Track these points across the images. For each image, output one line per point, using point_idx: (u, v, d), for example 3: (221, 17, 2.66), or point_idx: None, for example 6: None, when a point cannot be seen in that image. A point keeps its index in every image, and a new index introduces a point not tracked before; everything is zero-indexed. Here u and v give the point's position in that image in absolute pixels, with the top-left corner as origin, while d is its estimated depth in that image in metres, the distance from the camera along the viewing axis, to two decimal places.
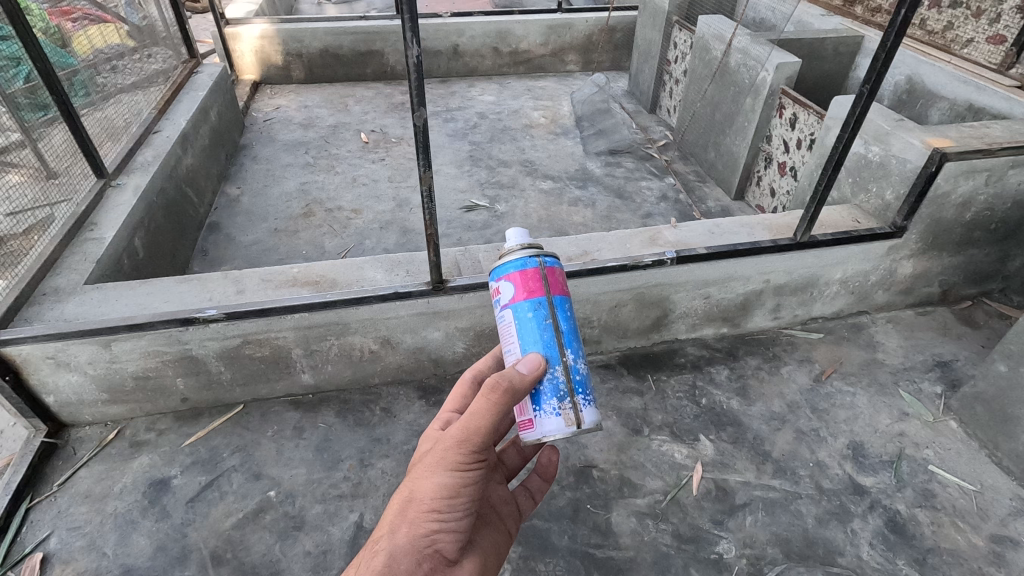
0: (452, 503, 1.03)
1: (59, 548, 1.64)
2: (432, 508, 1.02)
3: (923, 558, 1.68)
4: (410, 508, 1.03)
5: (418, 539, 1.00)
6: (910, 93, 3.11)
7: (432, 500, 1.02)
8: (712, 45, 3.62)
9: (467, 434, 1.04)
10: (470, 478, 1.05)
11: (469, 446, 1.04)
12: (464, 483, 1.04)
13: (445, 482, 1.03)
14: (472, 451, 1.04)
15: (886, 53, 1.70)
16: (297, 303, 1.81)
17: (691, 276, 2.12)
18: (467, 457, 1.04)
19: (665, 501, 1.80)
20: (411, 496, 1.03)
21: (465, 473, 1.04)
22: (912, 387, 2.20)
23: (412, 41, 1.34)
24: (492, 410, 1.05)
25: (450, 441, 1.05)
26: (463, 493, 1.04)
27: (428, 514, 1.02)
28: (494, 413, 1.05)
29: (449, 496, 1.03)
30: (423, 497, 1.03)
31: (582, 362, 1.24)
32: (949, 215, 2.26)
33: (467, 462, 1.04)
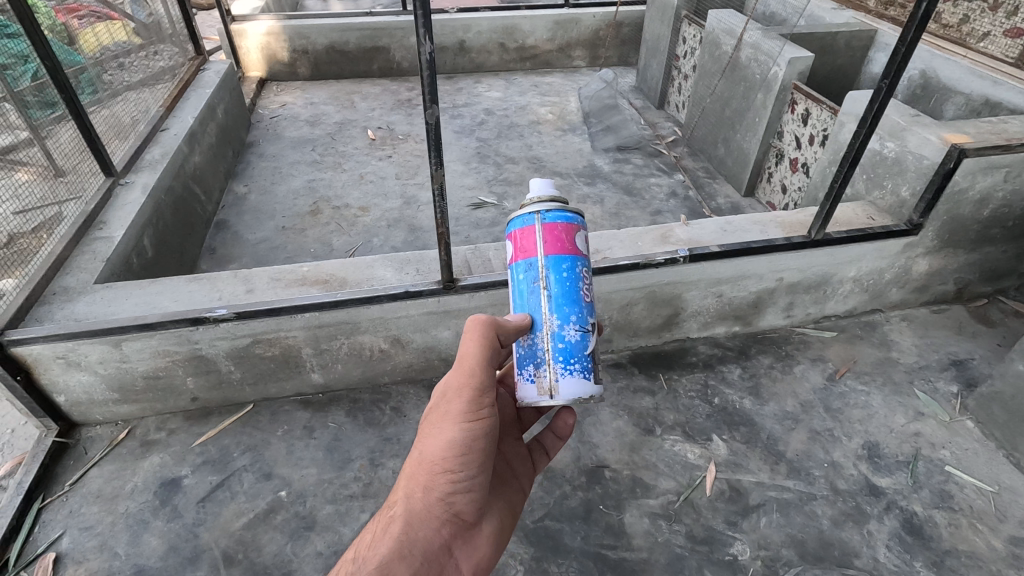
0: (462, 458, 1.05)
1: (71, 548, 1.64)
2: (443, 466, 1.04)
3: (941, 560, 1.66)
4: (419, 470, 1.05)
5: (432, 500, 1.03)
6: (924, 88, 3.07)
7: (441, 459, 1.04)
8: (722, 40, 3.58)
9: (461, 379, 1.09)
10: (478, 428, 1.07)
11: (466, 392, 1.08)
12: (475, 433, 1.06)
13: (454, 435, 1.05)
14: (473, 397, 1.08)
15: (906, 47, 1.68)
16: (307, 302, 1.79)
17: (704, 274, 2.10)
18: (469, 406, 1.07)
19: (678, 502, 1.78)
20: (419, 455, 1.06)
21: (471, 425, 1.06)
22: (927, 386, 2.17)
23: (425, 38, 1.32)
24: (480, 348, 1.12)
25: (450, 395, 1.09)
26: (473, 443, 1.06)
27: (440, 473, 1.04)
28: (483, 350, 1.12)
29: (459, 449, 1.05)
30: (431, 457, 1.04)
31: (568, 330, 1.20)
32: (966, 212, 2.22)
33: (472, 412, 1.07)
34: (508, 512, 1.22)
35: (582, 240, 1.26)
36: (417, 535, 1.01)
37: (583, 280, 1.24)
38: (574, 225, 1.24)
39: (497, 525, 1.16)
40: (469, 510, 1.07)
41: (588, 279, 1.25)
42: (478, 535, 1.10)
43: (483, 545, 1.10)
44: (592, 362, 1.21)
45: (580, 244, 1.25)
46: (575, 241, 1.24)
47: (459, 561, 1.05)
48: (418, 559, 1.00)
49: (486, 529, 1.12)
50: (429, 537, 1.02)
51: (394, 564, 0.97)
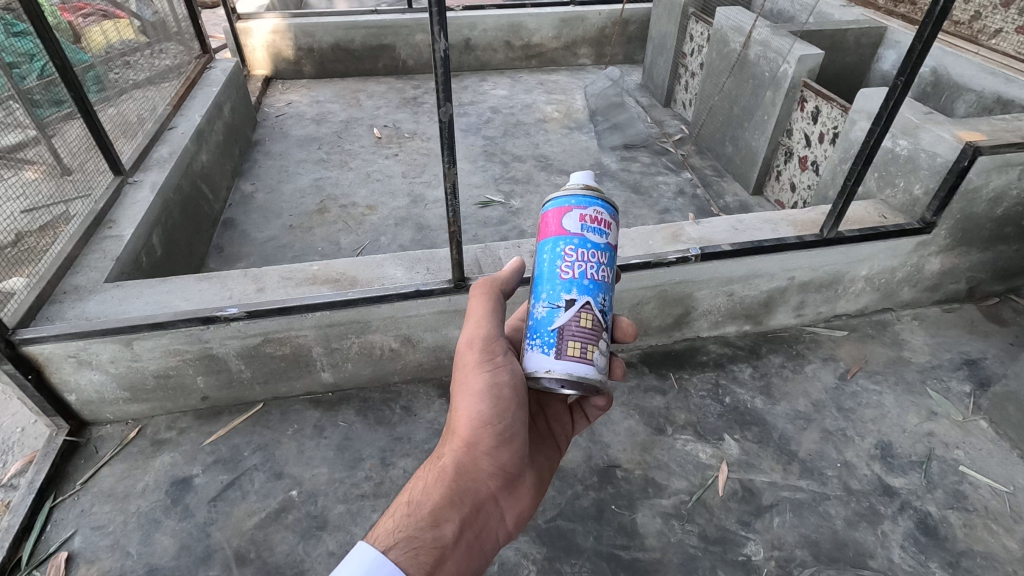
0: (496, 412, 1.15)
1: (83, 548, 1.63)
2: (479, 421, 1.15)
3: (956, 561, 1.65)
4: (459, 426, 1.17)
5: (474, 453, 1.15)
6: (935, 86, 3.05)
7: (476, 414, 1.14)
8: (730, 37, 3.56)
9: (479, 335, 1.19)
10: (503, 379, 1.16)
11: (483, 345, 1.18)
12: (497, 380, 1.15)
13: (481, 388, 1.14)
14: (488, 350, 1.17)
15: (923, 44, 1.66)
16: (318, 301, 1.79)
17: (715, 272, 2.08)
18: (484, 356, 1.17)
19: (691, 502, 1.77)
20: (457, 411, 1.17)
21: (496, 375, 1.15)
22: (939, 386, 2.16)
23: (440, 35, 1.31)
24: (489, 305, 1.22)
25: (465, 349, 1.19)
26: (501, 394, 1.15)
27: (478, 428, 1.15)
28: (490, 306, 1.23)
29: (491, 402, 1.14)
30: (467, 414, 1.15)
31: (539, 308, 1.15)
32: (979, 211, 2.21)
33: (492, 364, 1.16)
34: (544, 462, 1.33)
35: (578, 218, 1.16)
36: (463, 485, 1.14)
37: (567, 258, 1.15)
38: (566, 205, 1.18)
39: (534, 474, 1.28)
40: (509, 460, 1.19)
41: (577, 258, 1.15)
42: (517, 484, 1.22)
43: (523, 496, 1.23)
44: (561, 340, 1.11)
45: (570, 223, 1.16)
46: (564, 222, 1.17)
47: (502, 510, 1.19)
48: (467, 505, 1.13)
49: (524, 480, 1.24)
50: (473, 485, 1.14)
51: (445, 508, 1.10)
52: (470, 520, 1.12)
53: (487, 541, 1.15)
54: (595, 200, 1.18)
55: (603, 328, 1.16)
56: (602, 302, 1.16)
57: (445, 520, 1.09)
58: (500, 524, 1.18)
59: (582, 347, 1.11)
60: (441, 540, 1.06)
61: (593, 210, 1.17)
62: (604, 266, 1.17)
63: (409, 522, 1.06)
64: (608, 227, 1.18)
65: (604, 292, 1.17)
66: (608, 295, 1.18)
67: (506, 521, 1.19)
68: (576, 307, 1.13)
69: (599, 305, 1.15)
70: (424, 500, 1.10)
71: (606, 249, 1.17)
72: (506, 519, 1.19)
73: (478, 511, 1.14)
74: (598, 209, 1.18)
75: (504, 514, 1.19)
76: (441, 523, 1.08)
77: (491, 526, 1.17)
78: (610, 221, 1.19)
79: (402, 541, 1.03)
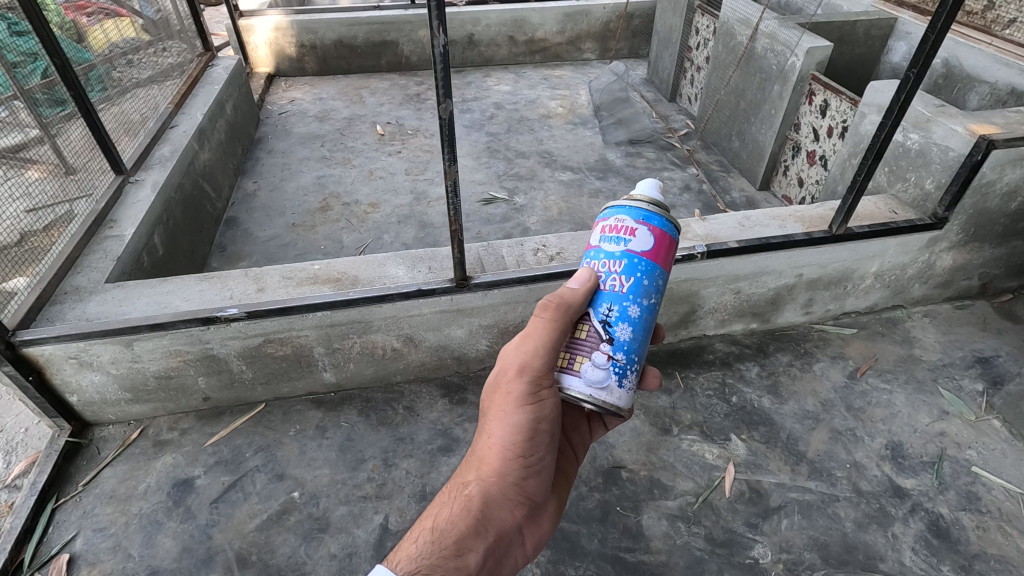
0: (530, 443, 1.12)
1: (84, 550, 1.63)
2: (511, 452, 1.12)
3: (969, 564, 1.61)
4: (491, 452, 1.13)
5: (502, 481, 1.13)
6: (947, 77, 3.00)
7: (511, 444, 1.12)
8: (736, 30, 3.51)
9: (531, 364, 1.09)
10: (542, 413, 1.11)
11: (536, 375, 1.10)
12: (538, 416, 1.11)
13: (518, 422, 1.11)
14: (536, 382, 1.10)
15: (936, 35, 1.61)
16: (319, 301, 1.76)
17: (722, 270, 2.05)
18: (529, 390, 1.10)
19: (697, 504, 1.74)
20: (488, 437, 1.14)
21: (536, 410, 1.11)
22: (951, 384, 2.12)
23: (439, 30, 1.28)
24: (553, 334, 1.09)
25: (512, 376, 1.11)
26: (538, 428, 1.12)
27: (510, 456, 1.12)
28: (558, 337, 1.10)
29: (526, 436, 1.11)
30: (500, 441, 1.12)
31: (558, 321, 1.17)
32: (994, 205, 2.17)
33: (538, 396, 1.11)
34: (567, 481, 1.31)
35: (601, 231, 1.16)
36: (489, 512, 1.12)
37: (583, 271, 1.16)
38: (595, 219, 1.18)
39: (559, 499, 1.26)
40: (537, 490, 1.17)
41: (590, 269, 1.14)
42: (541, 510, 1.20)
43: (547, 523, 1.20)
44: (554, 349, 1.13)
45: (593, 235, 1.17)
46: (591, 234, 1.18)
47: (525, 538, 1.17)
48: (491, 533, 1.11)
49: (549, 506, 1.22)
50: (499, 514, 1.13)
51: (469, 536, 1.09)
52: (493, 549, 1.11)
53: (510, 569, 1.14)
54: (621, 209, 1.14)
55: (602, 339, 1.10)
56: (606, 313, 1.11)
57: (468, 549, 1.07)
58: (522, 554, 1.16)
59: (570, 358, 1.11)
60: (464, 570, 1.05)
61: (612, 219, 1.13)
62: (614, 275, 1.11)
63: (432, 549, 1.05)
64: (628, 234, 1.11)
65: (612, 302, 1.10)
66: (618, 306, 1.10)
67: (528, 551, 1.17)
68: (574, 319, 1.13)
69: (601, 317, 1.11)
70: (449, 528, 1.08)
71: (621, 257, 1.11)
72: (527, 549, 1.17)
73: (501, 539, 1.13)
74: (620, 217, 1.13)
75: (526, 544, 1.17)
76: (464, 552, 1.07)
77: (513, 554, 1.15)
78: (633, 227, 1.11)
79: (424, 568, 1.01)
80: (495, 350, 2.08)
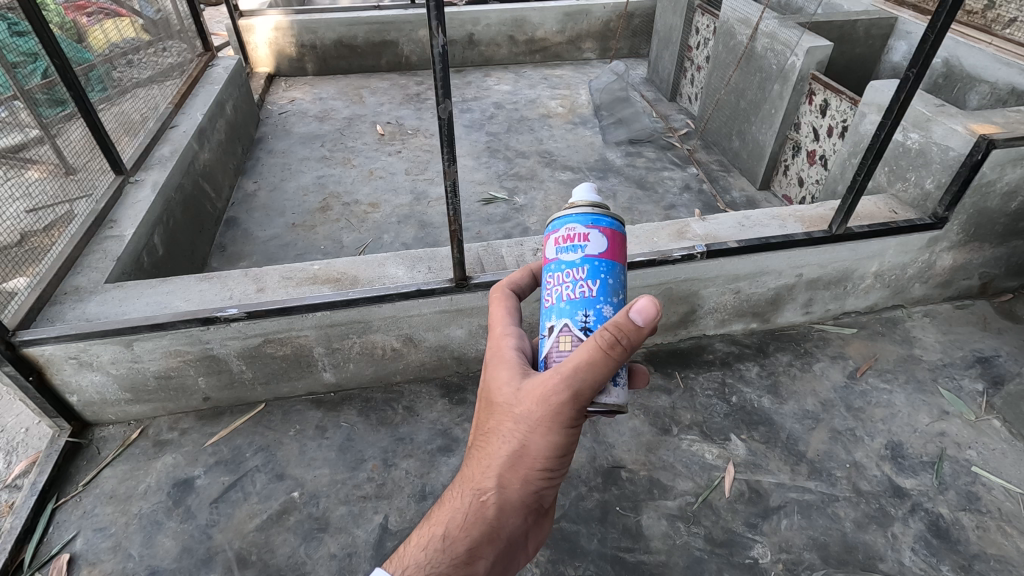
0: (562, 461, 1.04)
1: (84, 550, 1.63)
2: (540, 469, 1.03)
3: (969, 564, 1.61)
4: (517, 465, 1.03)
5: (525, 492, 1.06)
6: (947, 77, 3.01)
7: (542, 462, 1.02)
8: (736, 30, 3.51)
9: (584, 396, 0.96)
10: (580, 432, 1.03)
11: (588, 403, 0.97)
12: (573, 440, 1.02)
13: (556, 444, 1.01)
14: (583, 411, 0.98)
15: (936, 35, 1.61)
16: (318, 301, 1.76)
17: (721, 270, 2.04)
18: (576, 418, 0.98)
19: (697, 504, 1.74)
20: (517, 449, 1.02)
21: (575, 434, 1.01)
22: (952, 384, 2.11)
23: (438, 30, 1.28)
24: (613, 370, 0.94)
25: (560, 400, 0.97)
26: (570, 449, 1.03)
27: (539, 471, 1.04)
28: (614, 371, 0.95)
29: (558, 456, 1.02)
30: (533, 457, 1.02)
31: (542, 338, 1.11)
32: (994, 204, 2.16)
33: (581, 419, 1.00)
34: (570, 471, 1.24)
35: (555, 244, 1.13)
36: (502, 518, 1.07)
37: (548, 287, 1.13)
38: (546, 234, 1.16)
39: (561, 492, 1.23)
40: (549, 495, 1.12)
41: (554, 283, 1.11)
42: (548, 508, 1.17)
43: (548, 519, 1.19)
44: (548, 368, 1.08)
45: (548, 250, 1.14)
46: (546, 250, 1.15)
47: (528, 535, 1.17)
48: (502, 538, 1.09)
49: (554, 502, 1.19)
50: (513, 521, 1.08)
51: (482, 543, 1.07)
52: (502, 551, 1.11)
53: (513, 563, 1.15)
54: (569, 217, 1.12)
55: None
56: (583, 320, 1.07)
57: (480, 555, 1.07)
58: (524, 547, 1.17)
59: None
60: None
61: (562, 230, 1.11)
62: (581, 282, 1.08)
63: (444, 560, 1.04)
64: (582, 240, 1.09)
65: (586, 308, 1.07)
66: (593, 310, 1.07)
67: (529, 544, 1.18)
68: (555, 332, 1.08)
69: (580, 324, 1.07)
70: (462, 535, 1.06)
71: (582, 264, 1.09)
72: (530, 543, 1.18)
73: (510, 541, 1.11)
74: (570, 225, 1.11)
75: (528, 539, 1.18)
76: (475, 558, 1.07)
77: (517, 550, 1.15)
78: (586, 233, 1.10)
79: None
80: None
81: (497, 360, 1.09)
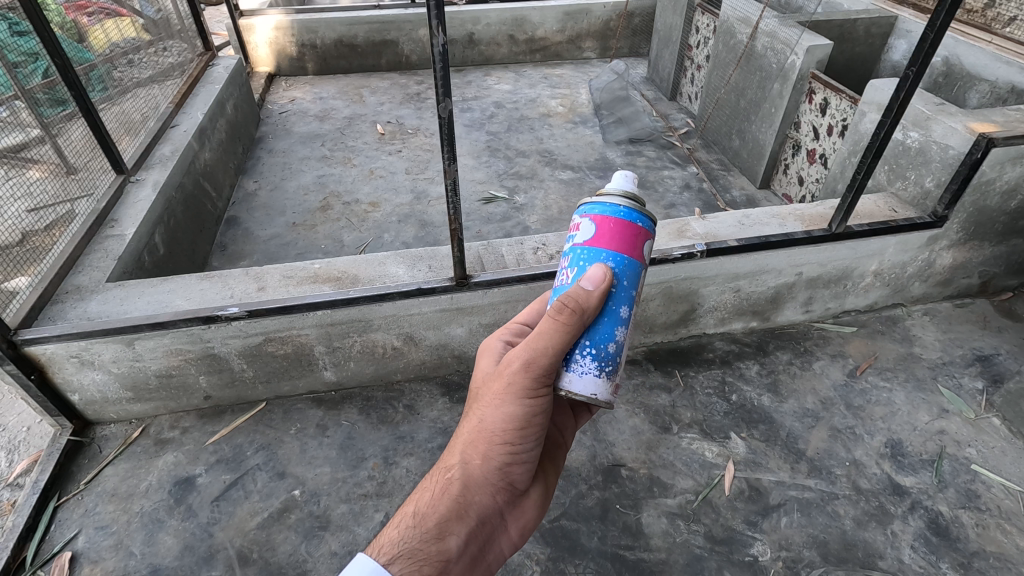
0: (523, 432, 1.06)
1: (86, 548, 1.63)
2: (504, 439, 1.06)
3: (968, 561, 1.62)
4: (480, 437, 1.07)
5: (490, 466, 1.07)
6: (947, 76, 3.01)
7: (504, 431, 1.06)
8: (737, 29, 3.51)
9: (537, 360, 1.04)
10: (540, 405, 1.07)
11: (540, 370, 1.05)
12: (536, 408, 1.07)
13: (515, 411, 1.05)
14: (541, 376, 1.05)
15: (935, 33, 1.61)
16: (319, 299, 1.77)
17: (722, 268, 2.05)
18: (532, 382, 1.05)
19: (697, 502, 1.75)
20: (482, 421, 1.07)
21: (534, 401, 1.06)
22: (952, 382, 2.12)
23: (438, 29, 1.28)
24: (563, 335, 1.04)
25: (517, 367, 1.06)
26: (533, 419, 1.07)
27: (501, 443, 1.07)
28: (565, 337, 1.04)
29: (520, 425, 1.06)
30: (491, 427, 1.06)
31: None
32: (994, 203, 2.16)
33: (539, 389, 1.06)
34: (551, 470, 1.24)
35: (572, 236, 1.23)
36: (471, 495, 1.06)
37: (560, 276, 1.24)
38: None
39: (543, 484, 1.20)
40: (521, 479, 1.11)
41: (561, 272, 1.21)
42: (525, 495, 1.15)
43: (530, 510, 1.15)
44: None
45: None
46: None
47: (507, 523, 1.12)
48: (473, 519, 1.06)
49: (534, 492, 1.16)
50: (482, 499, 1.07)
51: (451, 519, 1.04)
52: (475, 533, 1.07)
53: (490, 555, 1.10)
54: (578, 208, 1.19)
55: None
56: None
57: (450, 533, 1.03)
58: (505, 538, 1.12)
59: None
60: (445, 554, 1.01)
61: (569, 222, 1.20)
62: (562, 270, 1.15)
63: (413, 534, 1.01)
64: (570, 230, 1.15)
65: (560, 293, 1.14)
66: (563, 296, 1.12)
67: (512, 535, 1.13)
68: None
69: None
70: (430, 511, 1.04)
71: (567, 252, 1.15)
72: (511, 537, 1.13)
73: (483, 524, 1.08)
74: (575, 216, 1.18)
75: (509, 529, 1.12)
76: (446, 535, 1.03)
77: (495, 539, 1.11)
78: (576, 222, 1.15)
79: (404, 554, 0.98)
80: None
81: (483, 352, 1.22)
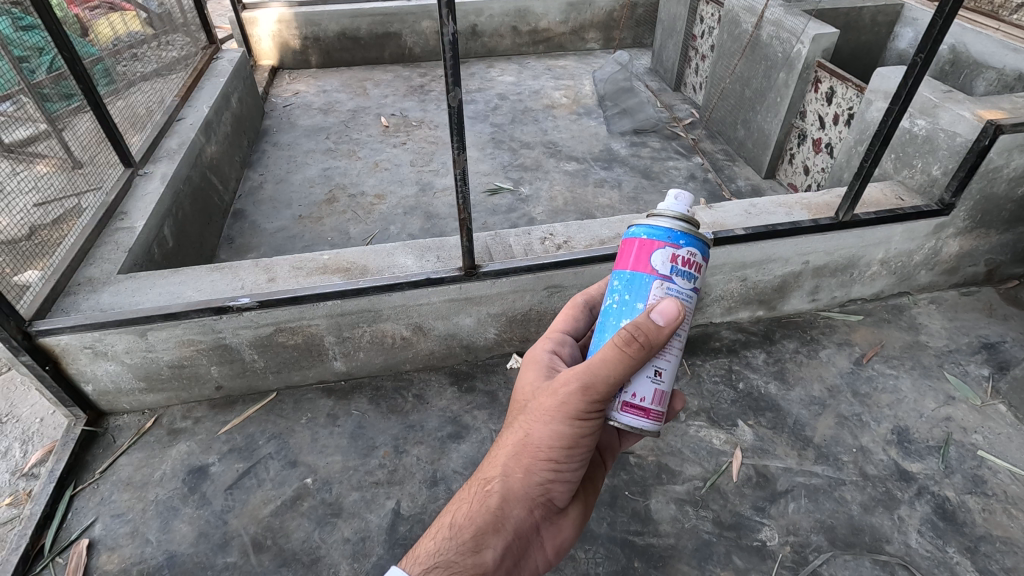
0: (569, 452, 1.05)
1: (103, 535, 1.66)
2: (547, 456, 1.05)
3: (975, 546, 1.63)
4: (523, 453, 1.07)
5: (530, 483, 1.07)
6: (953, 64, 3.01)
7: (547, 449, 1.05)
8: (741, 19, 3.50)
9: (593, 386, 1.00)
10: (588, 427, 1.04)
11: (595, 397, 1.00)
12: (582, 431, 1.04)
13: (561, 431, 1.04)
14: (593, 403, 1.01)
15: (943, 20, 1.60)
16: (330, 290, 1.78)
17: (729, 257, 2.05)
18: (584, 407, 1.02)
19: (705, 488, 1.76)
20: (527, 435, 1.07)
21: (583, 425, 1.04)
22: (957, 370, 2.13)
23: (447, 18, 1.28)
24: (628, 367, 0.97)
25: (571, 390, 1.02)
26: (578, 441, 1.05)
27: (542, 461, 1.06)
28: (630, 368, 0.97)
29: (564, 445, 1.04)
30: (537, 444, 1.05)
31: None
32: (1000, 190, 2.17)
33: (590, 415, 1.03)
34: (591, 488, 1.23)
35: None
36: (508, 510, 1.07)
37: None
38: None
39: (582, 502, 1.19)
40: (559, 496, 1.11)
41: None
42: (563, 512, 1.15)
43: (566, 528, 1.16)
44: None
45: None
46: None
47: (543, 539, 1.13)
48: (509, 533, 1.08)
49: (572, 511, 1.16)
50: (519, 513, 1.08)
51: (488, 533, 1.06)
52: (511, 547, 1.08)
53: (524, 566, 1.12)
54: None
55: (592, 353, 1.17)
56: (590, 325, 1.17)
57: (486, 546, 1.05)
58: (540, 554, 1.13)
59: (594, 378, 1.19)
60: (480, 566, 1.04)
61: None
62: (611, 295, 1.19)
63: (450, 544, 1.04)
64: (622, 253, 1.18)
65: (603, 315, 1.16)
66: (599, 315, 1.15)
67: (547, 552, 1.14)
68: None
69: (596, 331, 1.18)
70: (468, 524, 1.06)
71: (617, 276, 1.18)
72: (547, 551, 1.14)
73: (520, 538, 1.09)
74: None
75: (544, 545, 1.13)
76: (481, 548, 1.05)
77: (529, 554, 1.12)
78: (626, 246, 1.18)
79: (440, 565, 1.02)
80: (503, 339, 2.11)
81: (532, 361, 1.18)
